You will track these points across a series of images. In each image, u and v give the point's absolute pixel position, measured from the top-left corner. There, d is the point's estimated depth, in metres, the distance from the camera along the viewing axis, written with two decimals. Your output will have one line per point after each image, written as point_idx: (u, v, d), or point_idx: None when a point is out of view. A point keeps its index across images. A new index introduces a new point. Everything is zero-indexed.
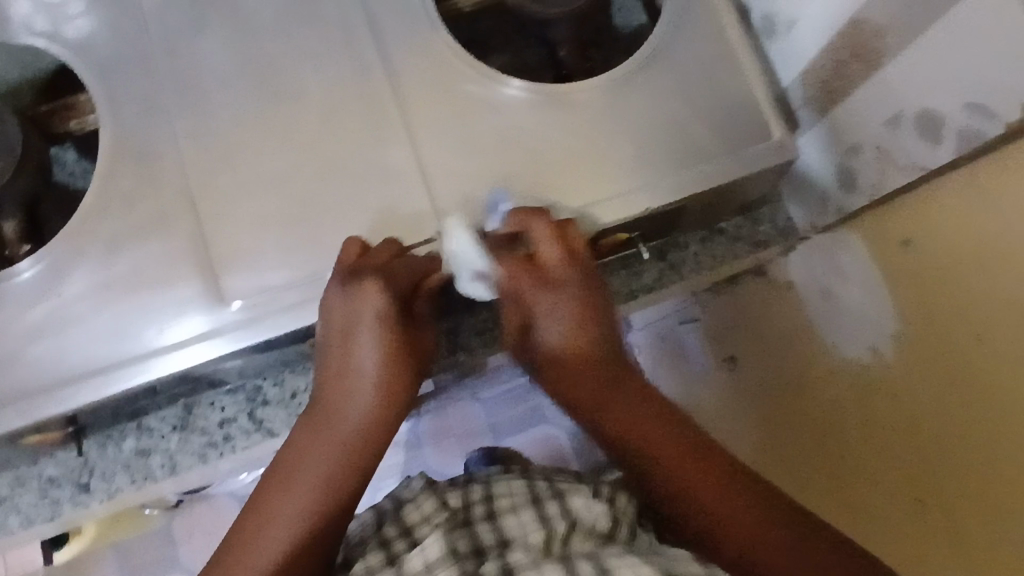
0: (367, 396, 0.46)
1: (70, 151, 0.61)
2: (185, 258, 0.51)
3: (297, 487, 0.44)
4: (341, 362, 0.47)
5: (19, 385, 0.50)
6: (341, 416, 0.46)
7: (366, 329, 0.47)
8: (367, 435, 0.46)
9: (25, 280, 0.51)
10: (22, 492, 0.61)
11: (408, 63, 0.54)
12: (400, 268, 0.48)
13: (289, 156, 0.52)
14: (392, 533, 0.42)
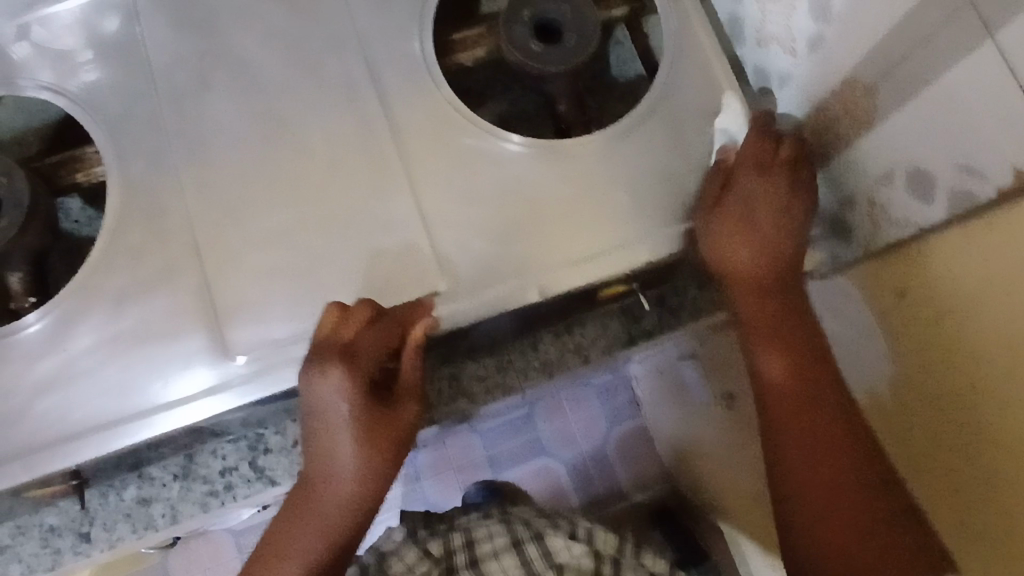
0: (345, 474, 0.49)
1: (74, 199, 0.61)
2: (190, 312, 0.52)
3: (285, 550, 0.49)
4: (320, 438, 0.50)
5: (27, 439, 0.50)
6: (326, 490, 0.50)
7: (333, 411, 0.49)
8: (350, 510, 0.50)
9: (33, 333, 0.52)
10: (22, 541, 0.61)
11: (409, 116, 0.54)
12: (365, 344, 0.48)
13: (293, 209, 0.53)
14: None
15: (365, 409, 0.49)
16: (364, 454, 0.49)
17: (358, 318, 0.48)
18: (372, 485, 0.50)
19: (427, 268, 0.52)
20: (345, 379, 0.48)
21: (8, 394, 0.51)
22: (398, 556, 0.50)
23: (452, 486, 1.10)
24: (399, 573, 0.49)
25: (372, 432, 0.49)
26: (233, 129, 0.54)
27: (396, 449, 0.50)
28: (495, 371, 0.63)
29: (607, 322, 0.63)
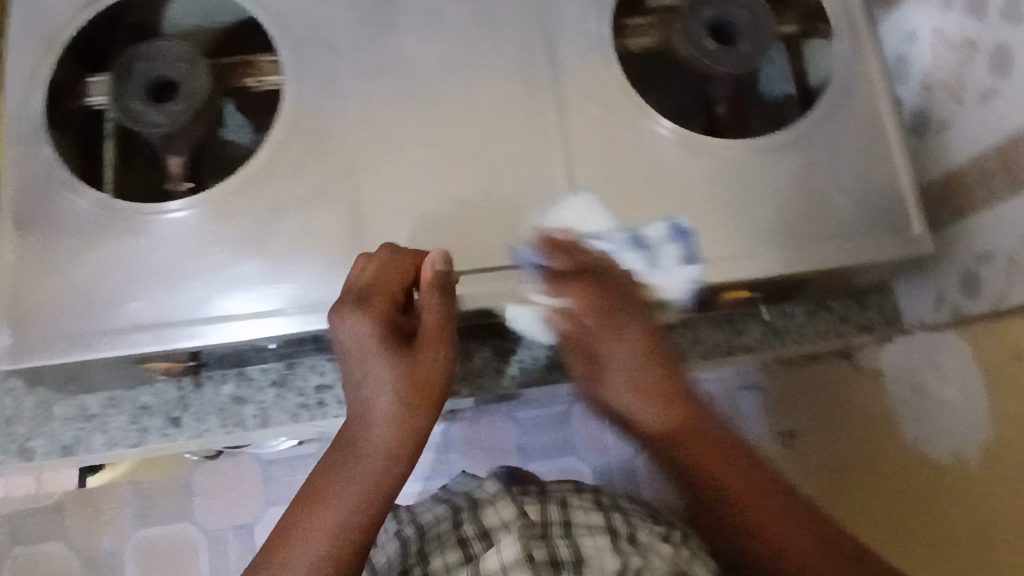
0: (378, 417, 0.50)
1: (230, 106, 0.62)
2: (334, 228, 0.53)
3: (327, 504, 0.49)
4: (353, 390, 0.50)
5: (162, 313, 0.53)
6: (363, 443, 0.50)
7: (363, 357, 0.49)
8: (389, 454, 0.49)
9: (176, 218, 0.54)
10: (113, 413, 0.63)
11: (576, 87, 0.56)
12: (609, 348, 0.54)
13: (450, 152, 0.54)
14: (474, 531, 0.56)
15: (394, 355, 0.50)
16: (711, 465, 0.54)
17: (567, 263, 0.52)
18: (406, 436, 0.50)
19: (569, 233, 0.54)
20: (628, 385, 0.54)
21: (153, 269, 0.53)
22: (495, 508, 0.57)
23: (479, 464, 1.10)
24: (493, 525, 0.55)
25: (399, 379, 0.49)
26: (408, 67, 0.56)
27: (680, 396, 0.55)
28: None
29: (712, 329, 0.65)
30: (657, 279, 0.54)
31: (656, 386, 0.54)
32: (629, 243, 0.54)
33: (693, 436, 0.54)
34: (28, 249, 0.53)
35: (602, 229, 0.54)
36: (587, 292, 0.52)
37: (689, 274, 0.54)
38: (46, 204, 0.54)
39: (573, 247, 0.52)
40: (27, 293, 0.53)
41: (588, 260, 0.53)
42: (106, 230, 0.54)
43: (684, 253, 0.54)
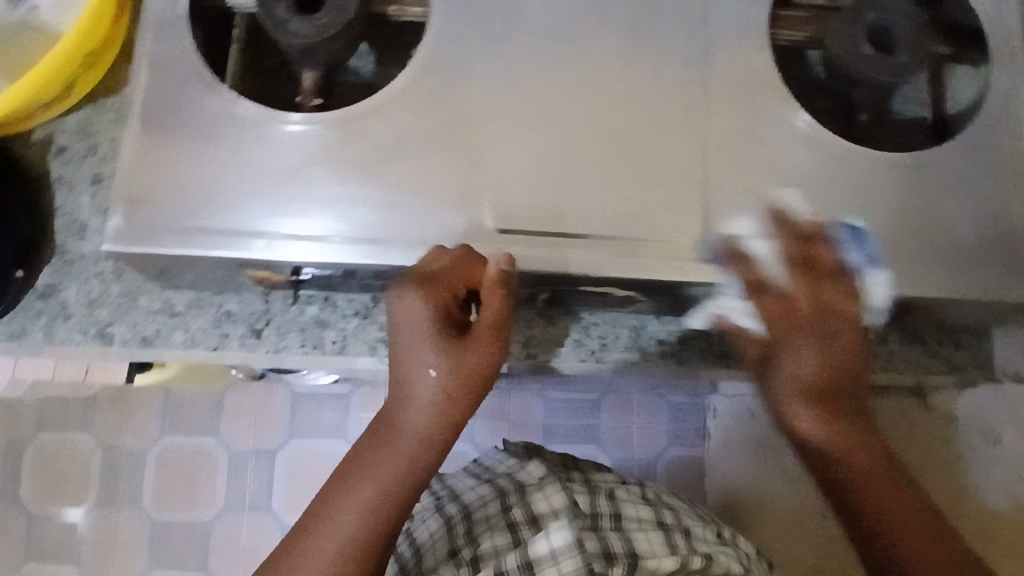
0: (422, 401, 0.53)
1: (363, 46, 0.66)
2: (455, 167, 0.52)
3: (364, 478, 0.52)
4: (400, 373, 0.53)
5: (276, 222, 0.52)
6: (401, 422, 0.53)
7: (415, 343, 0.52)
8: (425, 438, 0.53)
9: (301, 129, 0.53)
10: (195, 315, 0.63)
11: (726, 68, 0.54)
12: (788, 354, 0.55)
13: (588, 112, 0.53)
14: (523, 516, 0.61)
15: (444, 343, 0.52)
16: (869, 472, 0.56)
17: (806, 296, 0.54)
18: (444, 425, 0.53)
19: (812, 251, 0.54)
20: (805, 398, 0.56)
21: (271, 178, 0.53)
22: (543, 493, 0.63)
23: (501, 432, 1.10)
24: (543, 510, 0.61)
25: (442, 368, 0.52)
26: (561, 18, 0.54)
27: (856, 412, 0.56)
28: (676, 342, 0.65)
29: None
30: (864, 287, 0.53)
31: (830, 367, 0.55)
32: (850, 243, 0.53)
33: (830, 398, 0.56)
34: (155, 134, 0.53)
35: (829, 223, 0.53)
36: (759, 283, 0.53)
37: (880, 281, 0.53)
38: (175, 92, 0.53)
39: (764, 285, 0.53)
40: (144, 179, 0.52)
41: (827, 268, 0.54)
42: (231, 131, 0.53)
43: (866, 258, 0.53)
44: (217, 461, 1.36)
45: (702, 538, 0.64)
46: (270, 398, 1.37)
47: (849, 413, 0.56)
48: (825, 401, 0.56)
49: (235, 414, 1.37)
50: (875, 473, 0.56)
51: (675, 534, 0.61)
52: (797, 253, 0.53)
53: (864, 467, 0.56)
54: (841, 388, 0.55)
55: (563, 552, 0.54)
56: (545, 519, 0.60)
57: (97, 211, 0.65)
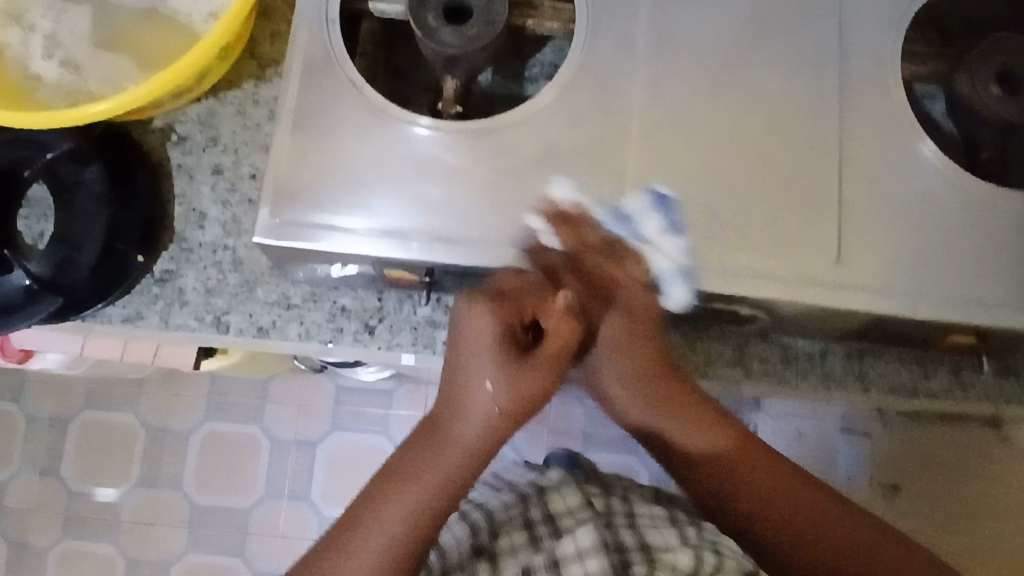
0: (472, 418, 0.51)
1: (487, 73, 0.67)
2: (585, 193, 0.53)
3: (403, 488, 0.52)
4: (458, 389, 0.52)
5: (419, 224, 0.53)
6: (450, 438, 0.52)
7: (474, 355, 0.50)
8: (471, 455, 0.52)
9: (446, 135, 0.55)
10: (311, 308, 0.64)
11: (859, 102, 0.56)
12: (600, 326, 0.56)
13: (726, 137, 0.54)
14: (539, 514, 0.59)
15: (505, 360, 0.50)
16: (758, 482, 0.57)
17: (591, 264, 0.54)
18: (490, 442, 0.52)
19: (585, 235, 0.54)
20: (644, 404, 0.58)
21: (417, 181, 0.54)
22: (560, 494, 0.61)
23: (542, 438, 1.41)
24: (559, 511, 0.59)
25: (502, 386, 0.50)
26: (702, 45, 0.56)
27: (708, 415, 0.58)
28: (781, 362, 0.65)
29: (898, 366, 0.65)
30: (652, 254, 0.53)
31: (631, 338, 0.56)
32: (613, 222, 0.53)
33: (687, 395, 0.58)
34: (305, 135, 0.54)
35: (594, 212, 0.53)
36: (632, 308, 0.55)
37: (680, 248, 0.52)
38: (325, 95, 0.55)
39: (597, 296, 0.56)
40: (294, 178, 0.54)
41: (593, 243, 0.54)
42: (378, 134, 0.55)
43: (662, 223, 0.52)
44: (259, 450, 1.39)
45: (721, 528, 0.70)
46: (313, 389, 1.40)
47: (715, 428, 0.58)
48: (675, 400, 0.58)
49: (279, 404, 1.40)
50: (761, 480, 0.57)
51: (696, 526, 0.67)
52: (571, 244, 0.53)
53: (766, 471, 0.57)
54: (671, 378, 0.58)
55: (588, 554, 0.53)
56: (560, 526, 0.63)
57: (216, 202, 0.66)
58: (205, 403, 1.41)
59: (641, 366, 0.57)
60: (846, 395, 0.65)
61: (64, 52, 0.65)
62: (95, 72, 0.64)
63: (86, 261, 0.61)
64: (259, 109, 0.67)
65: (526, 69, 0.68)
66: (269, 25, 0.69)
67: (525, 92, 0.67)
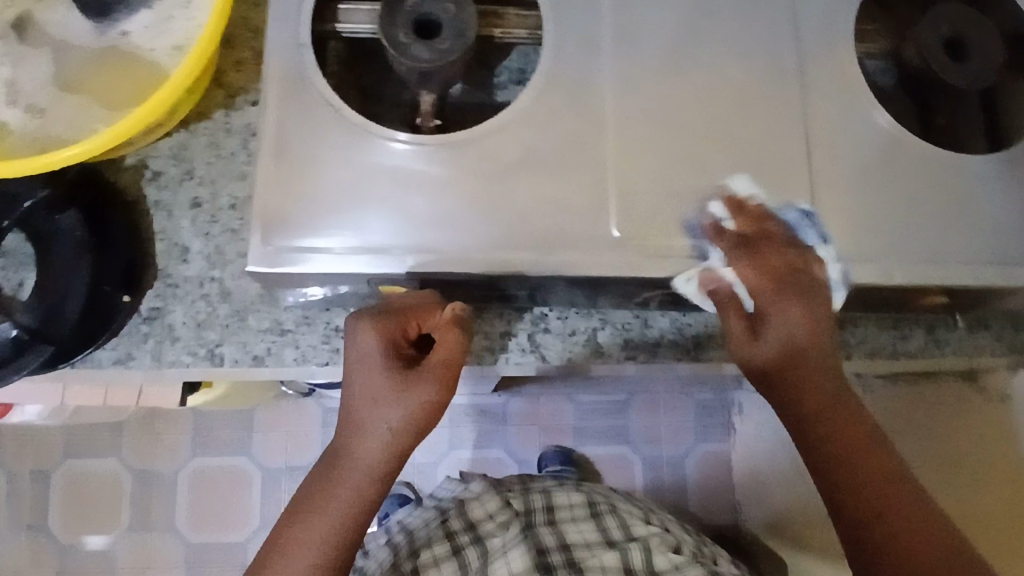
0: (372, 437, 0.55)
1: (456, 86, 0.68)
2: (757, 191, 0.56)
3: (314, 522, 0.55)
4: (356, 417, 0.55)
5: (408, 238, 0.54)
6: (352, 459, 0.55)
7: (365, 369, 0.55)
8: (372, 471, 0.55)
9: (427, 146, 0.55)
10: (305, 331, 0.64)
11: (821, 81, 0.58)
12: (776, 314, 0.56)
13: (700, 124, 0.56)
14: (460, 524, 0.85)
15: (393, 378, 0.55)
16: (863, 476, 0.53)
17: (777, 261, 0.56)
18: (390, 457, 0.55)
19: (768, 230, 0.56)
20: (783, 335, 0.56)
21: (405, 194, 0.55)
22: (481, 502, 0.87)
23: (532, 437, 1.47)
24: (480, 517, 0.86)
25: (393, 406, 0.54)
26: (667, 36, 0.57)
27: (833, 375, 0.56)
28: None
29: (879, 329, 0.68)
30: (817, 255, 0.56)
31: (816, 328, 0.55)
32: (742, 188, 0.55)
33: (811, 359, 0.56)
34: (286, 158, 0.54)
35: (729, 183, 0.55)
36: (778, 258, 0.56)
37: (827, 252, 0.55)
38: (307, 117, 0.55)
39: (751, 242, 0.56)
40: (285, 204, 0.54)
41: (776, 236, 0.56)
42: (363, 153, 0.55)
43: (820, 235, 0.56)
44: (250, 480, 1.38)
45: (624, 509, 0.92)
46: (296, 414, 1.39)
47: (835, 422, 0.55)
48: (846, 412, 0.55)
49: (266, 432, 1.39)
50: (833, 412, 0.55)
51: (598, 501, 0.92)
52: (751, 231, 0.55)
53: (851, 420, 0.55)
54: (807, 360, 0.56)
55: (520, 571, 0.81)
56: (481, 522, 0.85)
57: (198, 235, 0.65)
58: (190, 439, 1.38)
59: (786, 343, 0.56)
60: (833, 364, 0.68)
61: (27, 98, 0.64)
62: (61, 116, 0.64)
63: (72, 311, 0.60)
64: (232, 138, 0.68)
65: (492, 76, 0.69)
66: (233, 53, 0.69)
67: (496, 99, 0.69)
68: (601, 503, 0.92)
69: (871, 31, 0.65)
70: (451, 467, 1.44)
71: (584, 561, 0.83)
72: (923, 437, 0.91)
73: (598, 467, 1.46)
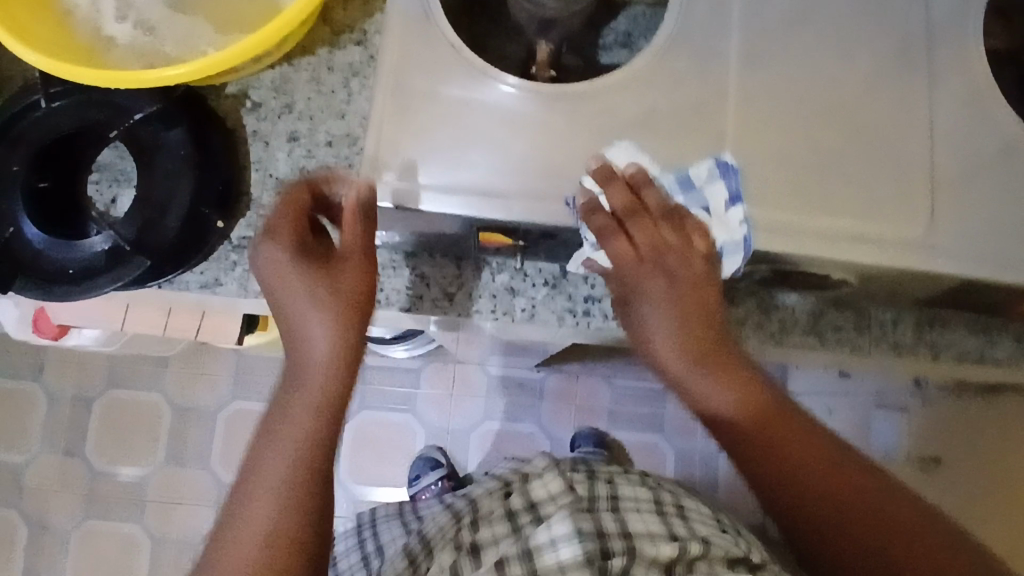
0: (317, 338, 0.53)
1: (571, 59, 0.66)
2: (644, 155, 0.53)
3: (263, 481, 0.51)
4: (290, 328, 0.54)
5: (515, 187, 0.53)
6: (303, 368, 0.54)
7: (283, 270, 0.53)
8: (324, 365, 0.54)
9: (543, 96, 0.54)
10: (391, 275, 0.64)
11: (950, 69, 0.56)
12: (648, 302, 0.55)
13: (821, 101, 0.55)
14: (523, 503, 0.74)
15: (318, 272, 0.53)
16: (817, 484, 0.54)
17: (623, 202, 0.53)
18: (338, 348, 0.54)
19: (643, 198, 0.53)
20: (664, 333, 0.54)
21: (515, 143, 0.54)
22: (544, 483, 0.75)
23: (567, 416, 1.47)
24: (544, 499, 0.74)
25: (325, 299, 0.53)
26: (795, 7, 0.56)
27: (716, 334, 0.55)
28: (853, 329, 0.66)
29: (969, 334, 0.66)
30: (715, 225, 0.53)
31: (691, 303, 0.54)
32: (676, 188, 0.53)
33: (716, 353, 0.55)
34: (401, 95, 0.54)
35: (655, 176, 0.53)
36: (640, 233, 0.54)
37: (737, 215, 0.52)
38: (425, 55, 0.55)
39: (641, 186, 0.53)
40: (399, 139, 0.53)
41: (653, 207, 0.54)
42: (479, 97, 0.54)
43: (731, 192, 0.52)
44: None
45: (695, 510, 0.84)
46: None
47: (737, 386, 0.55)
48: (724, 361, 0.55)
49: None
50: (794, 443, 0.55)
51: (662, 489, 0.86)
52: (624, 207, 0.53)
53: (811, 460, 0.54)
54: (706, 332, 0.54)
55: (562, 539, 0.64)
56: (542, 503, 0.73)
57: (293, 168, 0.65)
58: (231, 381, 1.40)
59: (682, 305, 0.54)
60: (916, 363, 0.66)
61: (136, 13, 0.64)
62: (169, 35, 0.64)
63: (171, 227, 0.60)
64: (334, 76, 0.67)
65: (599, 38, 0.68)
66: None
67: (599, 62, 0.68)
68: (679, 520, 0.75)
69: (997, 27, 0.63)
70: (484, 437, 1.45)
71: (641, 548, 0.66)
72: (980, 452, 0.89)
73: (630, 452, 1.46)
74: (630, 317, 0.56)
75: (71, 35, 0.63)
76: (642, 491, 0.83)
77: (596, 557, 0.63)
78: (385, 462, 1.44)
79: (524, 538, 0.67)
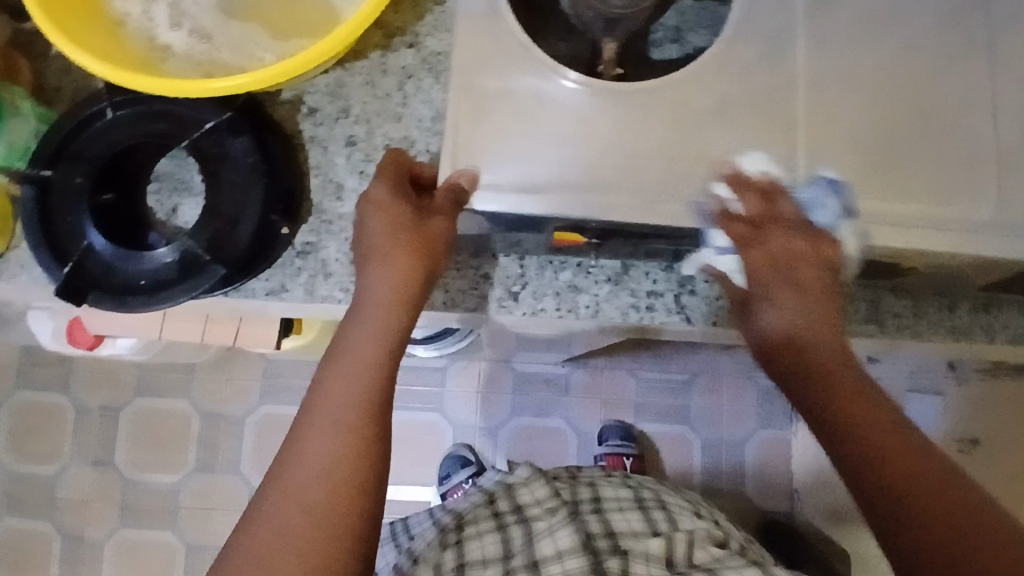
0: (387, 273, 0.55)
1: (629, 57, 0.67)
2: (773, 165, 0.54)
3: (322, 416, 0.51)
4: (365, 264, 0.56)
5: (590, 184, 0.54)
6: (371, 304, 0.55)
7: (377, 211, 0.56)
8: (393, 301, 0.55)
9: (614, 94, 0.55)
10: (455, 276, 0.65)
11: (1012, 51, 0.56)
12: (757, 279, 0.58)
13: (888, 90, 0.55)
14: (509, 505, 0.82)
15: (404, 215, 0.56)
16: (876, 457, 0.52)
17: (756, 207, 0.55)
18: (404, 285, 0.55)
19: (774, 205, 0.55)
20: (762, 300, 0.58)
21: (590, 140, 0.54)
22: (529, 488, 0.83)
23: (595, 409, 1.48)
24: (528, 502, 0.82)
25: (402, 243, 0.55)
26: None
27: (820, 323, 0.57)
28: (911, 316, 0.67)
29: (1022, 316, 0.67)
30: (839, 240, 0.55)
31: (799, 288, 0.57)
32: (811, 206, 0.55)
33: (826, 344, 0.56)
34: (476, 98, 0.54)
35: (789, 186, 0.55)
36: (773, 242, 0.56)
37: (850, 232, 0.54)
38: (497, 56, 0.55)
39: (772, 195, 0.55)
40: (476, 141, 0.54)
41: (786, 216, 0.55)
42: (552, 93, 0.55)
43: (843, 205, 0.54)
44: None
45: (679, 508, 0.84)
46: None
47: (837, 384, 0.55)
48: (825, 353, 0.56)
49: None
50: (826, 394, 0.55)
51: (643, 488, 0.88)
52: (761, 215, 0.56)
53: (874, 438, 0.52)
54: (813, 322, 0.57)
55: (563, 549, 0.72)
56: (527, 507, 0.81)
57: (352, 172, 0.65)
58: (258, 386, 1.40)
59: (790, 279, 0.57)
60: (974, 345, 0.67)
61: (192, 22, 0.64)
62: (225, 42, 0.64)
63: (243, 236, 0.60)
64: (388, 79, 0.67)
65: (649, 33, 0.68)
66: None
67: (650, 57, 0.68)
68: (655, 506, 0.83)
69: None
70: (511, 433, 1.45)
71: (628, 545, 0.72)
72: (1018, 428, 0.91)
73: (658, 443, 1.47)
74: (748, 319, 0.60)
75: (128, 47, 0.63)
76: (622, 490, 0.86)
77: (590, 552, 0.71)
78: (414, 462, 1.44)
79: (522, 547, 0.74)
